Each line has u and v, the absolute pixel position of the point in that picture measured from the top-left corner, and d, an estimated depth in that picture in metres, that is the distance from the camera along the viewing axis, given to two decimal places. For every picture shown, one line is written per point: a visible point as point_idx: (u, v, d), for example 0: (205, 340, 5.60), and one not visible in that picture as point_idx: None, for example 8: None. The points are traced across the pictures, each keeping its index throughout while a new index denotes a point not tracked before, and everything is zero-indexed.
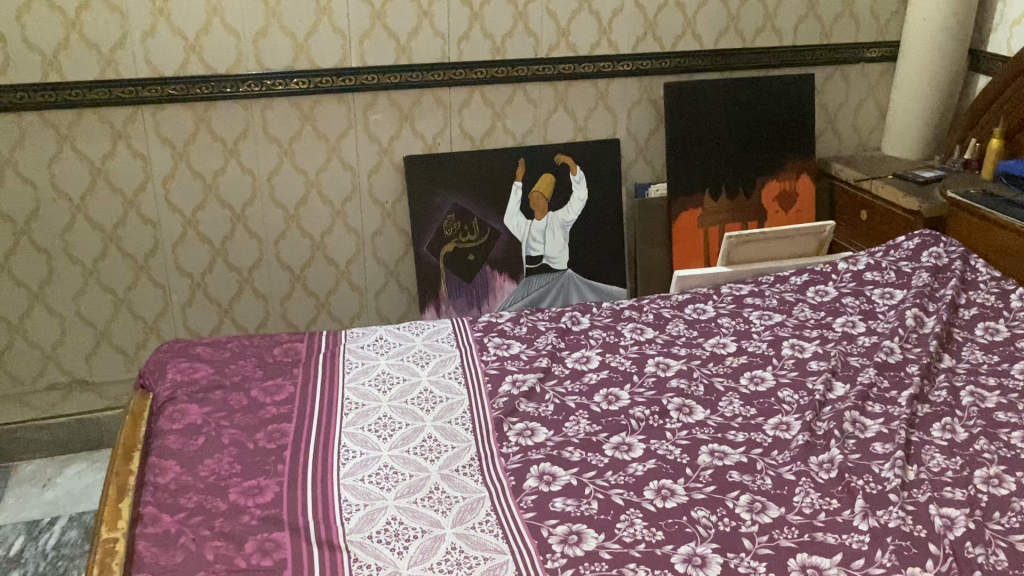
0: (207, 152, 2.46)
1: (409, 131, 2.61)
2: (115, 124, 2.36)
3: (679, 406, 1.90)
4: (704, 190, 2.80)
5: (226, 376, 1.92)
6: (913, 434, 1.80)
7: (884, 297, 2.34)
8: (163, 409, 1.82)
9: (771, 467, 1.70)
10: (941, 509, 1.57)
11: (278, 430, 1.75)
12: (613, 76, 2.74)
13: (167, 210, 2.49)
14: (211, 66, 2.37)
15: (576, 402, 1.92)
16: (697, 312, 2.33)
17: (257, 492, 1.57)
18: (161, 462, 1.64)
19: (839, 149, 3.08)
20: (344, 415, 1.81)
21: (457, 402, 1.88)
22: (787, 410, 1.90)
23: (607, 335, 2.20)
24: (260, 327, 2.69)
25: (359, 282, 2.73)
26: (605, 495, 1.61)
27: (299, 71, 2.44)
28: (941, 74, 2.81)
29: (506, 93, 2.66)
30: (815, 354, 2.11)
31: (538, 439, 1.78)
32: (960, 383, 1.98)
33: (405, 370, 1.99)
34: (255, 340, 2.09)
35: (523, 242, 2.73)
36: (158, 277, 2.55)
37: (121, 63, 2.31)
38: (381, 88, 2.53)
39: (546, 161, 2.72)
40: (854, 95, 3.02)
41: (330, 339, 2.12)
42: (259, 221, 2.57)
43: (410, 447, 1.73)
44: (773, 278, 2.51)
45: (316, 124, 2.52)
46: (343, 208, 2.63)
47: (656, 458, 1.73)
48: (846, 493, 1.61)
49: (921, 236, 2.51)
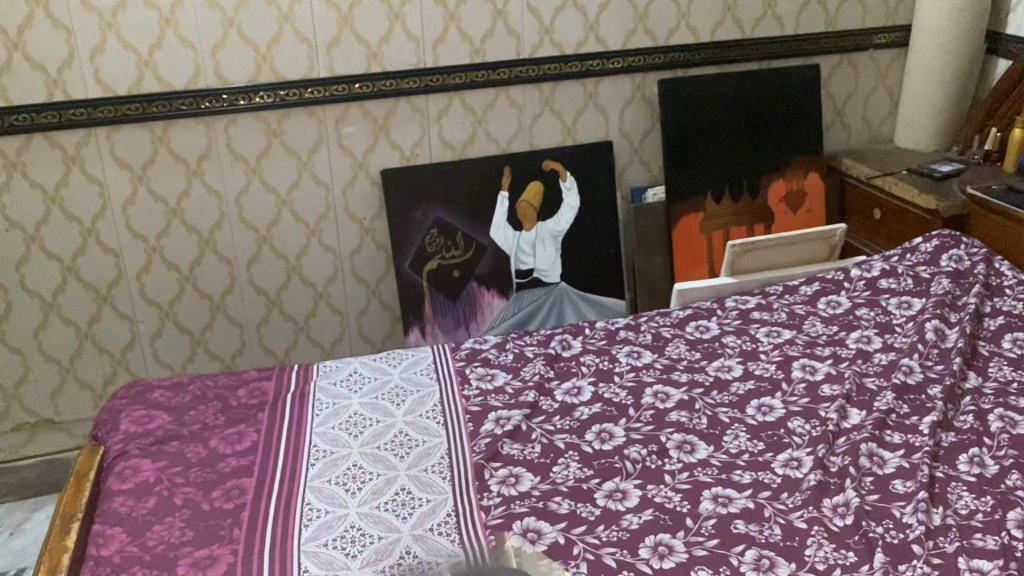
0: (168, 173, 2.31)
1: (385, 143, 2.45)
2: (68, 148, 2.22)
3: (679, 444, 1.74)
4: (704, 192, 2.62)
5: (184, 425, 1.76)
6: (938, 470, 1.62)
7: (901, 307, 2.16)
8: (113, 466, 1.66)
9: (781, 514, 1.53)
10: (972, 561, 1.40)
11: (236, 488, 1.59)
12: (602, 75, 2.56)
13: (130, 237, 2.35)
14: (167, 83, 2.23)
15: (566, 442, 1.75)
16: (699, 330, 2.15)
17: (209, 563, 1.42)
18: (105, 531, 1.49)
19: (848, 142, 2.89)
20: (310, 467, 1.66)
21: (435, 447, 1.72)
22: (798, 443, 1.72)
23: (601, 361, 2.03)
24: (237, 356, 2.54)
25: (339, 303, 2.57)
26: (595, 556, 1.45)
27: (263, 83, 2.29)
28: (957, 60, 2.61)
29: (487, 97, 2.49)
30: (828, 376, 1.93)
31: (523, 487, 1.62)
32: (988, 407, 1.80)
33: (380, 410, 1.83)
34: (219, 380, 1.93)
35: (512, 256, 2.56)
36: (124, 308, 2.41)
37: (70, 83, 2.16)
38: (353, 98, 2.36)
39: (534, 168, 2.55)
40: (862, 84, 2.82)
41: (301, 376, 1.96)
42: (228, 244, 2.42)
43: (381, 502, 1.57)
44: (781, 288, 2.33)
45: (284, 139, 2.36)
46: (318, 227, 2.47)
47: (653, 507, 1.56)
48: (864, 545, 1.44)
49: (939, 237, 2.32)
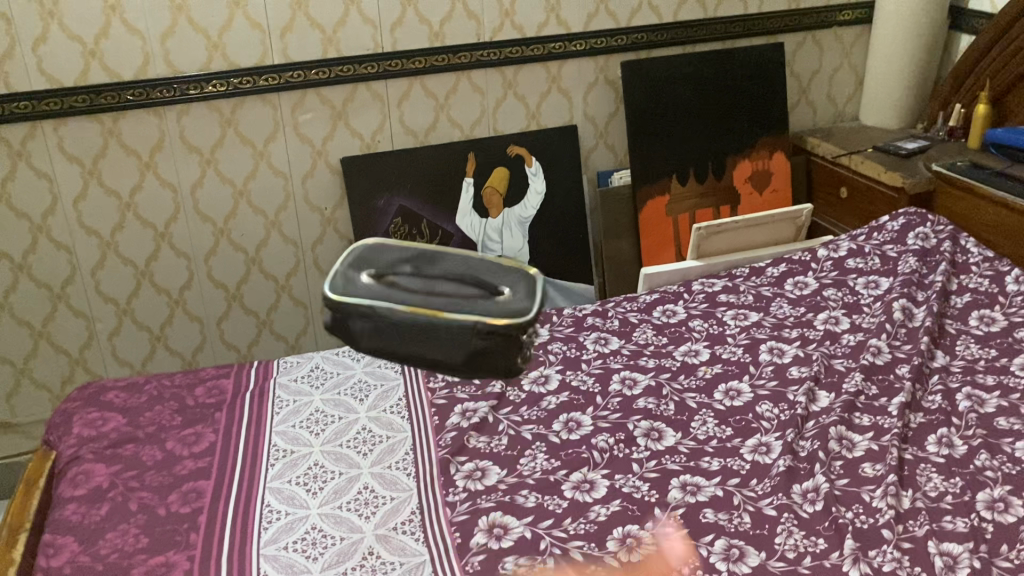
0: (120, 166, 2.24)
1: (345, 130, 2.39)
2: (13, 142, 2.14)
3: (647, 431, 1.71)
4: (671, 174, 2.59)
5: (139, 427, 1.71)
6: (907, 452, 1.61)
7: (868, 286, 2.15)
8: (65, 471, 1.61)
9: (750, 501, 1.51)
10: (941, 545, 1.39)
11: (194, 491, 1.55)
12: (565, 57, 2.51)
13: (82, 233, 2.27)
14: (116, 73, 2.15)
15: (533, 433, 1.72)
16: (666, 314, 2.13)
17: (165, 571, 1.38)
18: (56, 540, 1.44)
19: (814, 121, 2.87)
20: (270, 467, 1.61)
21: (399, 442, 1.69)
22: (767, 428, 1.70)
23: (568, 349, 2.00)
24: (198, 352, 2.48)
25: (301, 296, 2.51)
26: (562, 550, 1.42)
27: (215, 71, 2.22)
28: (921, 36, 2.59)
29: (448, 82, 2.44)
30: (796, 358, 1.91)
31: (490, 481, 1.59)
32: (956, 385, 1.80)
33: (341, 406, 1.79)
34: (176, 378, 1.88)
35: (478, 243, 2.52)
36: (79, 305, 2.34)
37: (13, 74, 2.08)
38: (309, 85, 2.30)
39: (498, 154, 2.51)
40: (827, 62, 2.80)
41: (260, 372, 1.91)
42: (185, 238, 2.35)
43: (343, 502, 1.53)
44: (748, 269, 2.31)
45: (239, 128, 2.29)
46: (277, 218, 2.41)
47: (622, 498, 1.54)
48: (834, 531, 1.42)
49: (906, 215, 2.31)
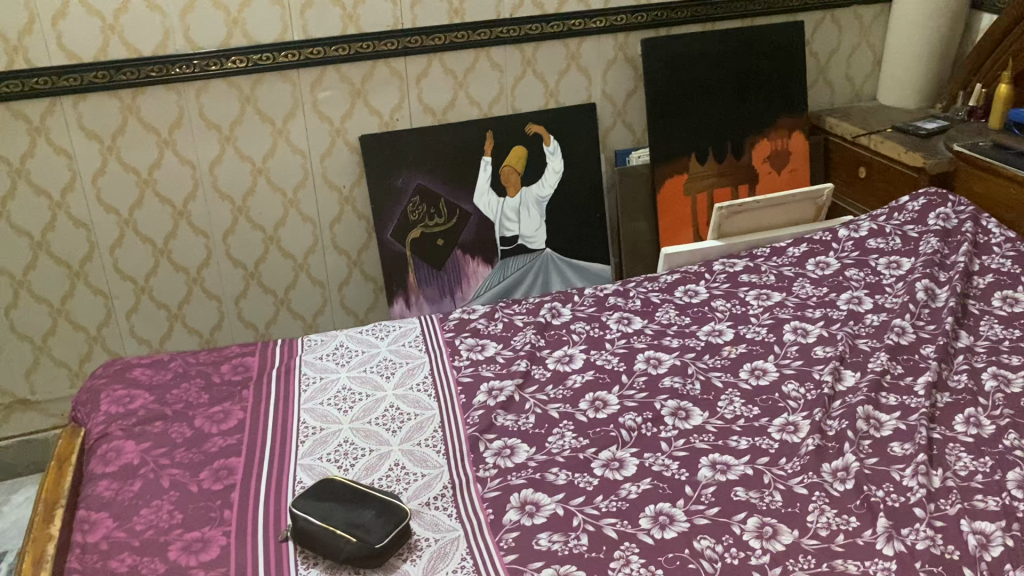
0: (138, 143, 2.23)
1: (364, 108, 2.37)
2: (32, 118, 2.12)
3: (674, 411, 1.71)
4: (689, 153, 2.58)
5: (167, 404, 1.71)
6: (935, 431, 1.62)
7: (890, 267, 2.15)
8: (95, 448, 1.61)
9: (780, 479, 1.52)
10: (974, 523, 1.40)
11: (225, 467, 1.55)
12: (585, 34, 2.49)
13: (101, 210, 2.26)
14: (135, 49, 2.14)
15: (560, 411, 1.72)
16: (688, 294, 2.13)
17: (201, 547, 1.38)
18: (91, 516, 1.44)
19: (831, 100, 2.86)
20: (300, 444, 1.62)
21: (428, 420, 1.69)
22: (794, 407, 1.71)
23: (591, 328, 2.00)
24: (216, 331, 2.48)
25: (319, 274, 2.51)
26: (596, 527, 1.42)
27: (234, 47, 2.20)
28: (942, 14, 2.58)
29: (467, 59, 2.42)
30: (820, 338, 1.92)
31: (519, 459, 1.60)
32: (981, 365, 1.80)
33: (369, 384, 1.80)
34: (202, 356, 1.88)
35: (496, 222, 2.51)
36: (98, 283, 2.33)
37: (31, 50, 2.06)
38: (328, 61, 2.28)
39: (517, 132, 2.49)
40: (846, 41, 2.78)
41: (285, 350, 1.91)
42: (203, 216, 2.35)
43: (375, 478, 1.54)
44: (769, 250, 2.31)
45: (258, 105, 2.28)
46: (296, 196, 2.40)
47: (652, 476, 1.54)
48: (866, 510, 1.43)
49: (926, 196, 2.31)
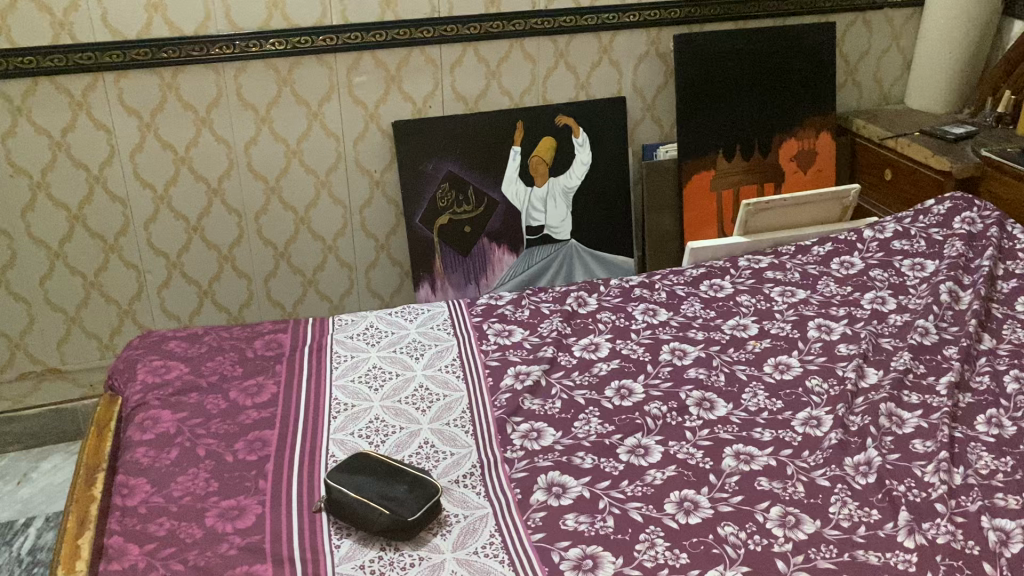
0: (176, 121, 2.27)
1: (397, 94, 2.40)
2: (74, 93, 2.17)
3: (699, 401, 1.74)
4: (716, 150, 2.60)
5: (202, 376, 1.75)
6: (957, 430, 1.65)
7: (914, 268, 2.17)
8: (132, 416, 1.65)
9: (803, 471, 1.55)
10: (994, 520, 1.42)
11: (259, 440, 1.58)
12: (618, 28, 2.51)
13: (137, 185, 2.30)
14: (177, 28, 2.17)
15: (586, 398, 1.75)
16: (713, 289, 2.15)
17: (236, 514, 1.41)
18: (129, 481, 1.48)
19: (859, 102, 2.87)
20: (332, 420, 1.65)
21: (456, 401, 1.73)
22: (817, 402, 1.73)
23: (617, 318, 2.03)
24: (244, 308, 2.52)
25: (348, 257, 2.54)
26: (621, 510, 1.45)
27: (274, 30, 2.23)
28: (973, 19, 2.59)
29: (501, 49, 2.44)
30: (844, 336, 1.94)
31: (546, 442, 1.63)
32: (1003, 368, 1.82)
33: (399, 364, 1.83)
34: (235, 331, 1.92)
35: (523, 212, 2.54)
36: (131, 257, 2.38)
37: (76, 26, 2.10)
38: (365, 47, 2.31)
39: (547, 123, 2.52)
40: (876, 44, 2.79)
41: (317, 328, 1.95)
42: (237, 194, 2.38)
43: (406, 455, 1.58)
44: (794, 248, 2.33)
45: (295, 88, 2.31)
46: (327, 178, 2.44)
47: (677, 464, 1.57)
48: (888, 503, 1.46)
49: (952, 199, 2.32)
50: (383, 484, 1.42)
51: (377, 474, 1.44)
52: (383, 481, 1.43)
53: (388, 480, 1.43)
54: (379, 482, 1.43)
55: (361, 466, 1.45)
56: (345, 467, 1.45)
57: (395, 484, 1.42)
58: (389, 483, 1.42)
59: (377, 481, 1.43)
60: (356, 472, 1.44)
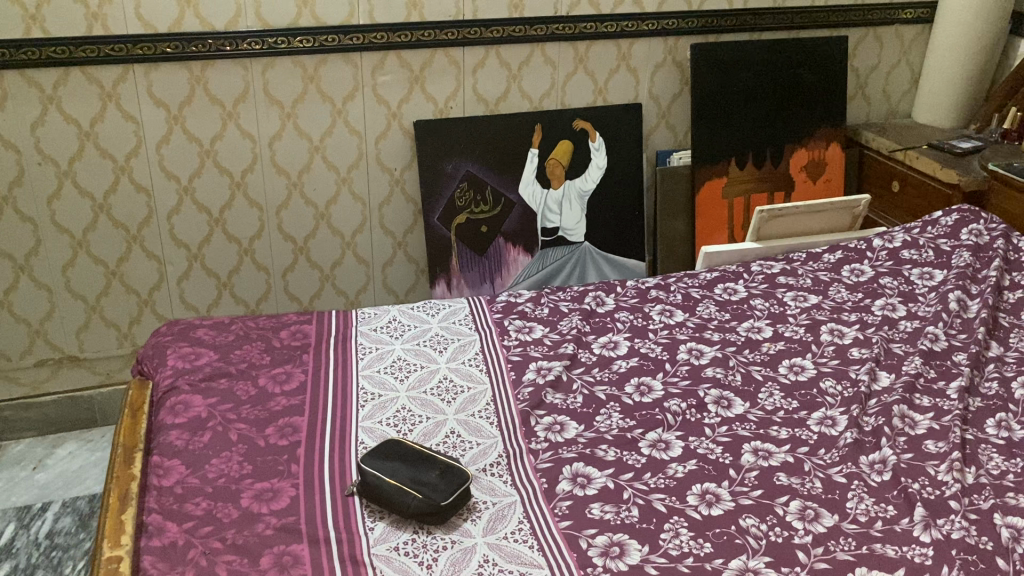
0: (203, 115, 2.30)
1: (420, 95, 2.45)
2: (104, 84, 2.20)
3: (716, 399, 1.79)
4: (729, 158, 2.66)
5: (231, 363, 1.78)
6: (968, 432, 1.70)
7: (923, 277, 2.23)
8: (164, 400, 1.68)
9: (820, 468, 1.59)
10: (1006, 518, 1.48)
11: (290, 425, 1.62)
12: (636, 36, 2.57)
13: (162, 177, 2.34)
14: (208, 23, 2.21)
15: (606, 393, 1.79)
16: (727, 292, 2.20)
17: (271, 496, 1.45)
18: (165, 462, 1.51)
19: (867, 116, 2.93)
20: (360, 408, 1.69)
21: (481, 392, 1.77)
22: (831, 403, 1.78)
23: (635, 318, 2.07)
24: (261, 301, 2.55)
25: (366, 253, 2.58)
26: (645, 501, 1.49)
27: (303, 27, 2.28)
28: (981, 37, 2.66)
29: (523, 52, 2.49)
30: (856, 340, 1.99)
31: (569, 435, 1.67)
32: (1011, 374, 1.88)
33: (423, 356, 1.87)
34: (261, 321, 1.95)
35: (539, 213, 2.58)
36: (153, 248, 2.41)
37: (110, 18, 2.14)
38: (391, 47, 2.36)
39: (565, 126, 2.56)
40: (885, 58, 2.85)
41: (341, 320, 1.98)
42: (259, 189, 2.42)
43: (432, 444, 1.62)
44: (805, 255, 2.38)
45: (320, 85, 2.36)
46: (349, 175, 2.47)
47: (697, 458, 1.61)
48: (903, 500, 1.50)
49: (959, 211, 2.37)
50: (417, 470, 1.45)
51: (412, 461, 1.48)
52: (417, 466, 1.47)
53: (424, 467, 1.47)
54: (414, 468, 1.46)
55: (399, 453, 1.49)
56: (378, 454, 1.48)
57: (430, 470, 1.46)
58: (423, 470, 1.46)
59: (411, 468, 1.46)
60: (393, 460, 1.47)
